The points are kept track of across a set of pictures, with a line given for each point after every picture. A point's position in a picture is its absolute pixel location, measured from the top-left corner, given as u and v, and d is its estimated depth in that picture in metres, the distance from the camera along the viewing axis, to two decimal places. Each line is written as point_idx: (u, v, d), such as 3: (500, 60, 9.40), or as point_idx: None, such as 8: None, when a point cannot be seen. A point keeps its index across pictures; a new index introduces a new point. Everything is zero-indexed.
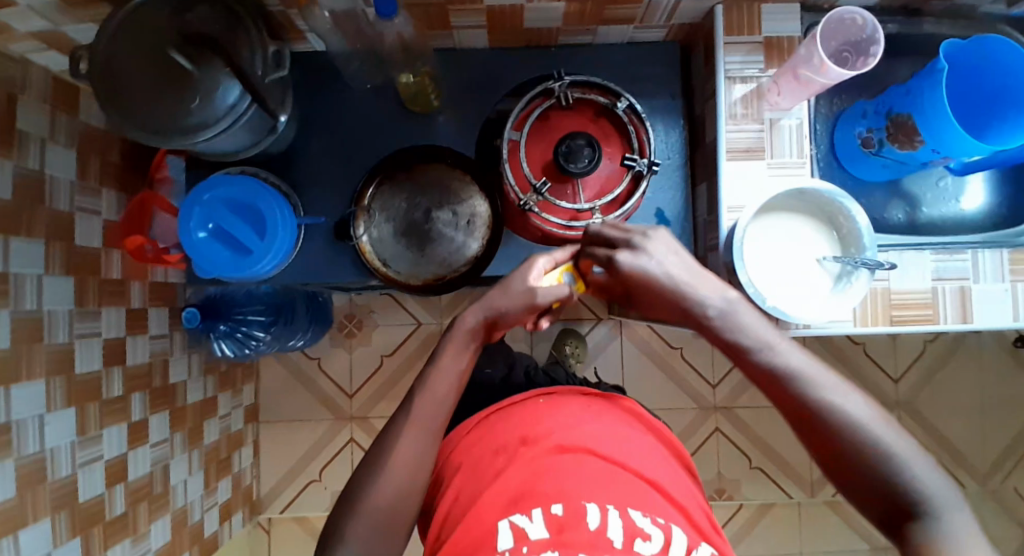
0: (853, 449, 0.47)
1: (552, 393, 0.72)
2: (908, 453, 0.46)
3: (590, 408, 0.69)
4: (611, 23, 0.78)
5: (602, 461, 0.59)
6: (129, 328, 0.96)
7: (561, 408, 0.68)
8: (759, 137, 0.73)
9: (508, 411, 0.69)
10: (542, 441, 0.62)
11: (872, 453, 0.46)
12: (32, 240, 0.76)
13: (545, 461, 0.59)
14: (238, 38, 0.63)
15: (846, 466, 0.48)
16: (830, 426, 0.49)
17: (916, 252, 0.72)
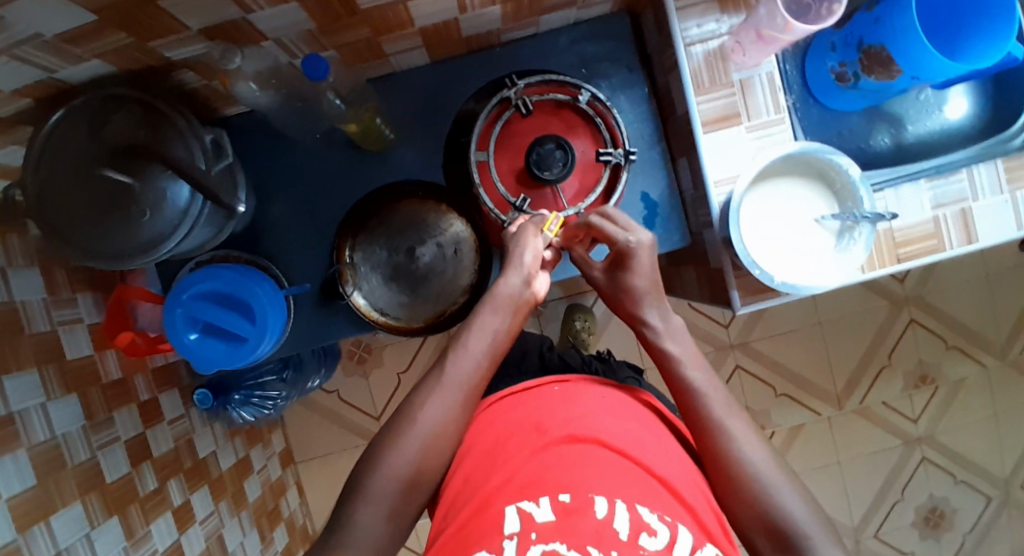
0: (743, 480, 0.51)
1: (567, 379, 0.63)
2: (789, 498, 0.50)
3: (603, 396, 0.60)
4: (552, 11, 0.73)
5: (616, 447, 0.51)
6: (146, 423, 0.94)
7: (571, 390, 0.60)
8: (732, 101, 0.70)
9: (519, 396, 0.61)
10: (554, 429, 0.54)
11: (757, 487, 0.51)
12: (24, 372, 0.71)
13: (554, 454, 0.51)
14: (168, 137, 0.60)
15: (737, 500, 0.51)
16: (731, 457, 0.53)
17: (911, 185, 0.71)
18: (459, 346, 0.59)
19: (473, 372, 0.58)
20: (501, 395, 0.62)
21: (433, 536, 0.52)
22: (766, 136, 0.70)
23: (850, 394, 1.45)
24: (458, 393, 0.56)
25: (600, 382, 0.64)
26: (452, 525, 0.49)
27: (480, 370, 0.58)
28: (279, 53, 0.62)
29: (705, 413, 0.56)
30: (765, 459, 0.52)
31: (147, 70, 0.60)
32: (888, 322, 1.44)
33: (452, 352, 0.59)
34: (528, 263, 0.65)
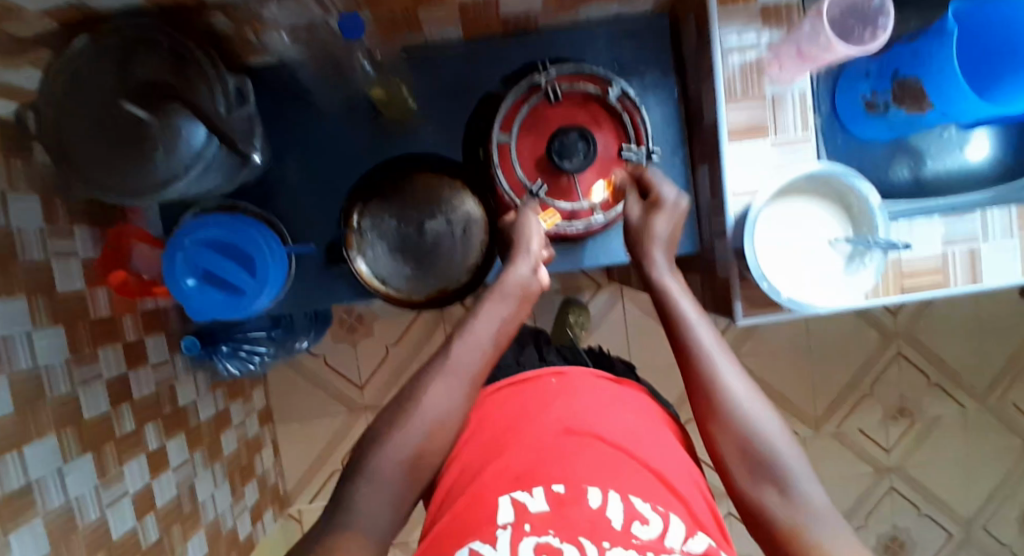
0: (730, 412, 0.52)
1: (566, 370, 0.60)
2: (780, 438, 0.50)
3: (600, 386, 0.59)
4: (592, 2, 0.72)
5: (614, 443, 0.51)
6: (130, 364, 0.92)
7: (570, 379, 0.59)
8: (761, 114, 0.69)
9: (515, 389, 0.59)
10: (548, 419, 0.53)
11: (745, 420, 0.51)
12: (13, 298, 0.69)
13: (549, 446, 0.50)
14: (190, 77, 0.59)
15: (726, 428, 0.52)
16: (718, 393, 0.53)
17: (925, 220, 0.71)
18: (462, 330, 0.59)
19: (480, 354, 0.57)
20: (497, 385, 0.61)
21: (429, 525, 0.52)
22: (790, 153, 0.70)
23: (829, 418, 1.47)
24: (463, 381, 0.55)
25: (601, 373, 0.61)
26: (448, 514, 0.49)
27: (486, 355, 0.58)
28: (313, 8, 0.60)
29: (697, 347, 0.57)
30: (766, 418, 0.52)
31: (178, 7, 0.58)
32: (876, 354, 1.46)
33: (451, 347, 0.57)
34: (536, 252, 0.66)
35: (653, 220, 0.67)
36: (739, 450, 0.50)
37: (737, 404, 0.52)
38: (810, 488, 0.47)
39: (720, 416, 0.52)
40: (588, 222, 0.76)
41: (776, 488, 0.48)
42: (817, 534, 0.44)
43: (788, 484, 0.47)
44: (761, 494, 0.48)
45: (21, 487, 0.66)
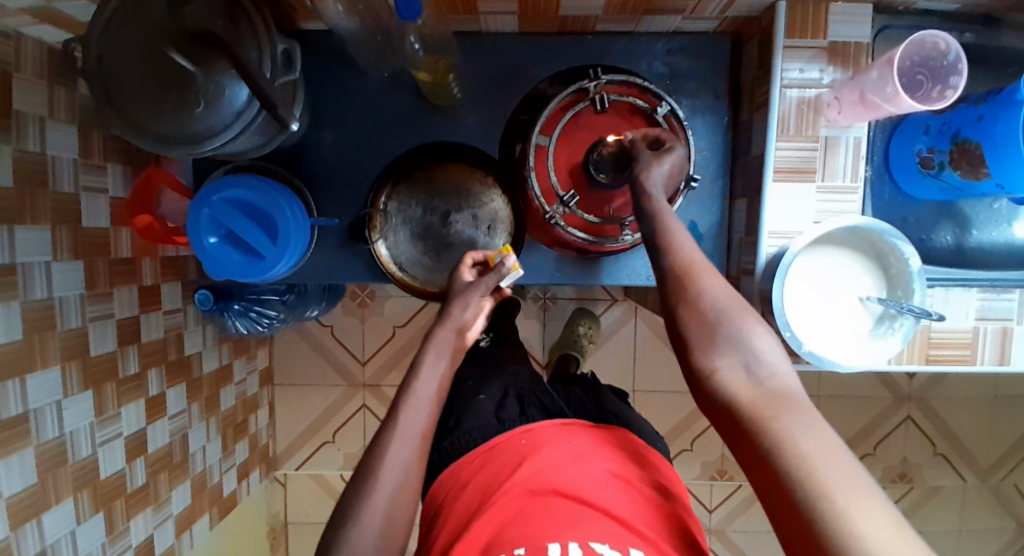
0: (707, 312, 0.47)
1: (533, 427, 0.60)
2: (758, 341, 0.45)
3: (568, 442, 0.57)
4: (656, 13, 0.70)
5: (580, 500, 0.49)
6: (143, 306, 0.93)
7: (540, 439, 0.58)
8: (811, 156, 0.67)
9: (485, 455, 0.59)
10: (514, 480, 0.52)
11: (723, 322, 0.46)
12: (37, 228, 0.70)
13: (515, 507, 0.50)
14: (240, 33, 0.58)
15: (699, 328, 0.47)
16: (691, 296, 0.48)
17: (962, 291, 0.68)
18: (403, 395, 0.55)
19: (427, 403, 0.55)
20: (472, 458, 0.60)
21: None
22: (834, 201, 0.68)
23: None
24: (412, 445, 0.52)
25: (580, 425, 0.61)
26: None
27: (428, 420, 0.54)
28: None
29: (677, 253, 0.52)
30: (738, 308, 0.48)
31: None
32: (885, 413, 1.42)
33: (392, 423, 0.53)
34: (465, 313, 0.64)
35: (662, 159, 0.63)
36: (706, 334, 0.46)
37: (713, 294, 0.48)
38: (777, 366, 0.44)
39: (693, 305, 0.48)
40: (615, 238, 0.75)
41: (740, 366, 0.44)
42: (780, 399, 0.41)
43: (752, 363, 0.44)
44: (724, 371, 0.44)
45: (16, 415, 0.67)
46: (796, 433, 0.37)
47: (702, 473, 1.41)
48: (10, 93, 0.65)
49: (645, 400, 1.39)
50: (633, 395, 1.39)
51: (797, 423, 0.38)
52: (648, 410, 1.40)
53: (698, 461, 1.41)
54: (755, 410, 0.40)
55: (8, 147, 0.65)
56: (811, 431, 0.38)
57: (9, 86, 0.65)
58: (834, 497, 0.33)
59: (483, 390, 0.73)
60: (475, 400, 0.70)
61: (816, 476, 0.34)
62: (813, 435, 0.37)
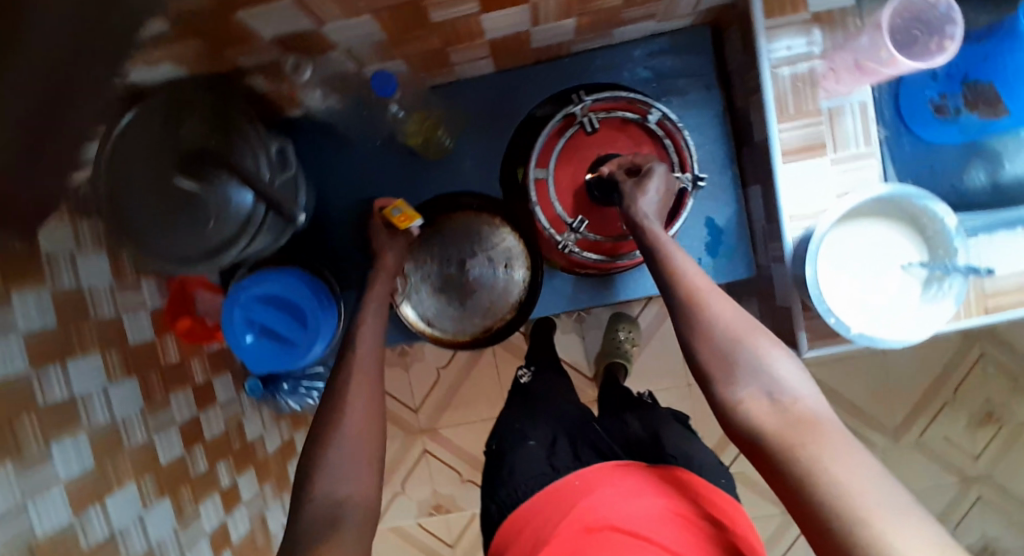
0: (719, 342, 0.46)
1: (586, 470, 0.60)
2: (778, 365, 0.44)
3: (623, 478, 0.57)
4: (628, 23, 0.69)
5: (636, 533, 0.48)
6: (200, 405, 0.96)
7: (593, 480, 0.58)
8: (818, 131, 0.65)
9: (540, 503, 0.59)
10: (568, 520, 0.52)
11: (738, 348, 0.45)
12: (88, 357, 0.73)
13: (569, 545, 0.49)
14: (235, 145, 0.60)
15: (714, 359, 0.46)
16: (699, 327, 0.47)
17: (1007, 233, 0.64)
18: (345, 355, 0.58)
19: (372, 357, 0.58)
20: (530, 507, 0.60)
21: None
22: (852, 170, 0.65)
23: (908, 428, 1.37)
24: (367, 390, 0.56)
25: (627, 464, 0.60)
26: None
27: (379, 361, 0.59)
28: (348, 61, 0.63)
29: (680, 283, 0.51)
30: (752, 329, 0.46)
31: (221, 76, 0.60)
32: (956, 356, 1.35)
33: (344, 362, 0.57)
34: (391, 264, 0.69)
35: (646, 185, 0.62)
36: (724, 364, 0.45)
37: (723, 318, 0.47)
38: (801, 390, 0.42)
39: (707, 330, 0.47)
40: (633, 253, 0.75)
41: (764, 395, 0.43)
42: (810, 428, 0.39)
43: (776, 390, 0.43)
44: (748, 403, 0.43)
45: (104, 539, 0.69)
46: (831, 464, 0.36)
47: None
48: (41, 242, 0.68)
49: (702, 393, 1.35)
50: (689, 390, 1.35)
51: (831, 452, 0.37)
52: None
53: None
54: (787, 439, 0.39)
55: (45, 289, 0.67)
56: (847, 460, 0.36)
57: (36, 231, 0.67)
58: (880, 534, 0.31)
59: (535, 433, 0.72)
60: (525, 445, 0.70)
61: (860, 504, 0.33)
62: (848, 463, 0.36)
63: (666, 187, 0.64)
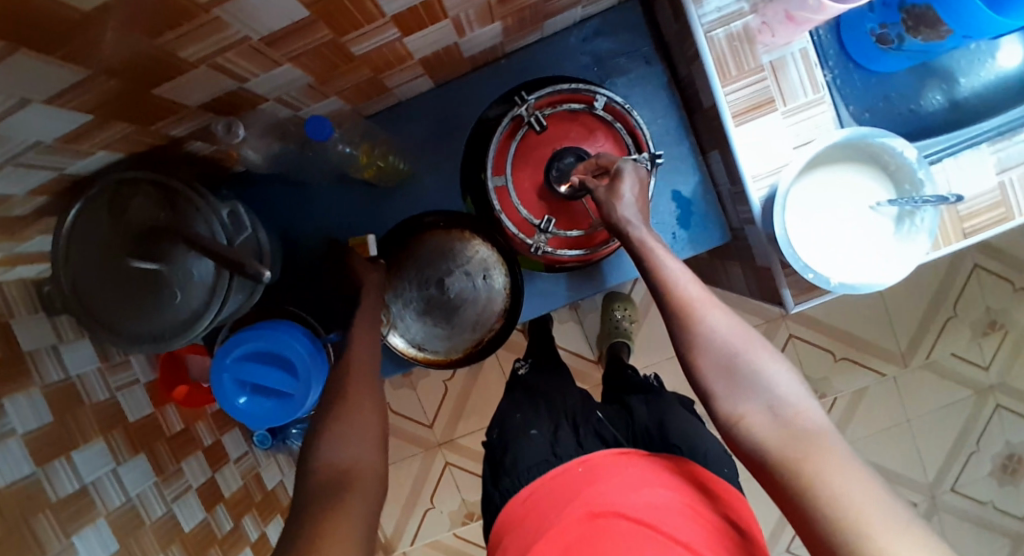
0: (719, 357, 0.48)
1: (591, 455, 0.60)
2: (776, 376, 0.47)
3: (626, 468, 0.57)
4: (556, 14, 0.68)
5: (642, 521, 0.49)
6: (213, 465, 0.97)
7: (596, 468, 0.58)
8: (764, 87, 0.64)
9: (545, 484, 0.60)
10: (575, 505, 0.53)
11: (738, 361, 0.48)
12: (92, 443, 0.73)
13: (576, 532, 0.50)
14: (187, 215, 0.59)
15: (715, 374, 0.48)
16: (698, 343, 0.49)
17: (973, 151, 0.64)
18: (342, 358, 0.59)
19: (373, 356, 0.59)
20: (531, 488, 0.61)
21: None
22: (805, 120, 0.64)
23: (915, 351, 1.38)
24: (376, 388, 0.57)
25: (640, 453, 0.59)
26: None
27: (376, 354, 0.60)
28: (285, 108, 0.62)
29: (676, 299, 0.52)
30: (747, 339, 0.49)
31: (159, 146, 0.60)
32: (950, 271, 1.35)
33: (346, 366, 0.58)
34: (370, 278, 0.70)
35: (619, 188, 0.61)
36: (725, 379, 0.47)
37: (718, 330, 0.49)
38: (799, 401, 0.45)
39: (705, 341, 0.49)
40: (606, 243, 0.75)
41: (764, 409, 0.45)
42: (809, 442, 0.42)
43: (776, 403, 0.45)
44: (750, 417, 0.46)
45: None
46: (831, 481, 0.39)
47: None
48: (22, 342, 0.67)
49: None
50: None
51: (831, 468, 0.40)
52: None
53: None
54: (792, 456, 0.42)
55: (36, 386, 0.67)
56: (846, 477, 0.40)
57: (14, 332, 0.66)
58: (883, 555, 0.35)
59: (534, 423, 0.72)
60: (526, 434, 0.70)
61: (866, 524, 0.37)
62: (847, 479, 0.40)
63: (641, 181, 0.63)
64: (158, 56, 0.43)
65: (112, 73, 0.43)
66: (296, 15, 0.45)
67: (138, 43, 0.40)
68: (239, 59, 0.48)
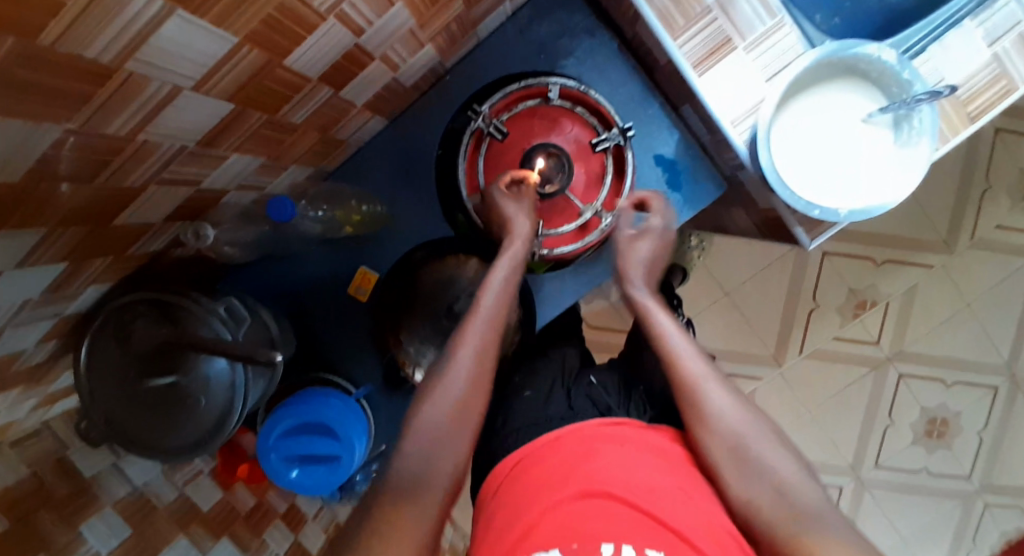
0: (727, 438, 0.46)
1: (579, 428, 0.51)
2: (783, 462, 0.45)
3: (622, 445, 0.48)
4: (485, 15, 0.67)
5: (638, 505, 0.41)
6: (295, 529, 1.02)
7: (589, 441, 0.49)
8: (718, 27, 0.60)
9: (530, 455, 0.50)
10: (567, 480, 0.44)
11: (745, 445, 0.46)
12: (177, 541, 0.78)
13: (568, 510, 0.41)
14: (188, 322, 0.60)
15: (721, 456, 0.46)
16: (704, 420, 0.48)
17: (958, 30, 0.59)
18: (468, 312, 0.57)
19: (486, 328, 0.55)
20: (518, 457, 0.51)
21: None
22: (770, 49, 0.60)
23: (958, 234, 1.30)
24: (486, 332, 0.55)
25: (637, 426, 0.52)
26: None
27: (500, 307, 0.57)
28: (250, 192, 0.62)
29: (680, 372, 0.51)
30: (752, 423, 0.47)
31: (144, 263, 0.61)
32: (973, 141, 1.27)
33: (466, 319, 0.56)
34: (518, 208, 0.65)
35: (638, 244, 0.64)
36: (735, 462, 0.45)
37: (725, 409, 0.48)
38: (807, 490, 0.43)
39: (709, 422, 0.47)
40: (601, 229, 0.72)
41: (774, 496, 0.43)
42: (817, 530, 0.40)
43: (786, 490, 0.43)
44: (761, 503, 0.43)
45: None
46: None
47: (845, 318, 1.33)
48: (82, 470, 0.72)
49: (745, 293, 1.31)
50: (730, 297, 1.31)
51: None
52: (753, 302, 1.32)
53: (832, 311, 1.32)
54: (804, 551, 0.39)
55: (108, 505, 0.72)
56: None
57: (72, 462, 0.71)
58: None
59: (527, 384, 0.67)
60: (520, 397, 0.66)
61: None
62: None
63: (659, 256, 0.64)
64: (105, 192, 0.44)
65: (70, 223, 0.44)
66: (221, 111, 0.44)
67: (79, 189, 0.41)
68: (183, 166, 0.48)
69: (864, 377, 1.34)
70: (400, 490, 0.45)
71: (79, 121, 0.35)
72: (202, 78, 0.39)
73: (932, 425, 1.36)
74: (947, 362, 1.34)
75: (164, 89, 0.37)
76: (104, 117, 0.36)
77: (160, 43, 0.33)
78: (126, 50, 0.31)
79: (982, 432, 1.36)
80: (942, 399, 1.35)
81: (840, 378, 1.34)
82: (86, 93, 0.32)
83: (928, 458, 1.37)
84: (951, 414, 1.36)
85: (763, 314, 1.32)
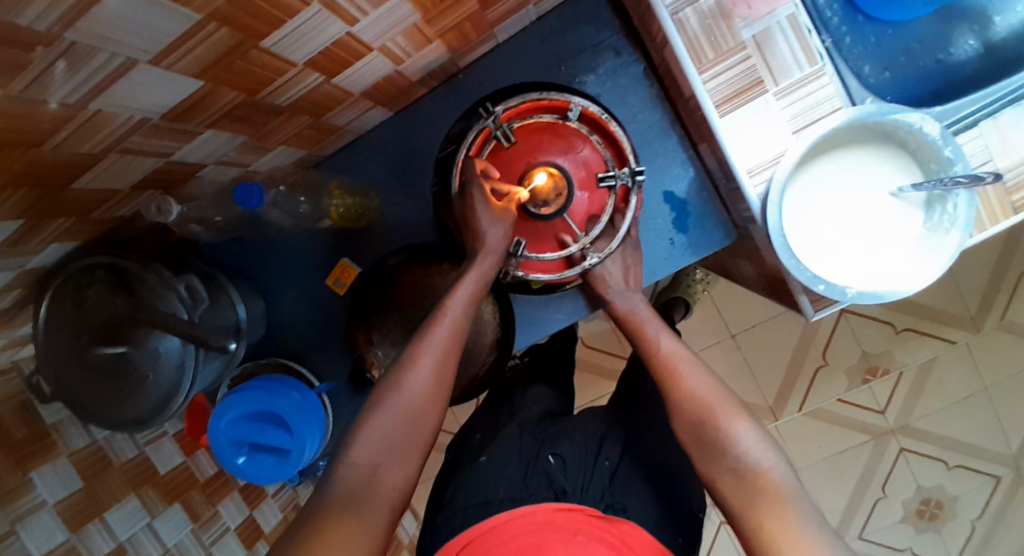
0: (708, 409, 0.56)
1: (533, 514, 0.55)
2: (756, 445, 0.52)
3: (572, 536, 0.52)
4: (504, 17, 0.62)
5: None
6: (252, 504, 0.98)
7: (541, 533, 0.52)
8: (751, 66, 0.54)
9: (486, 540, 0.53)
10: None
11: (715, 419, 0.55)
12: (125, 500, 0.74)
13: None
14: (145, 294, 0.57)
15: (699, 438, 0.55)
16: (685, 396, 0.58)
17: (1016, 109, 0.53)
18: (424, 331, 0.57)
19: (447, 338, 0.57)
20: (467, 538, 0.55)
21: None
22: (802, 99, 0.55)
23: (988, 314, 1.22)
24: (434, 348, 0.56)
25: (581, 509, 0.56)
26: None
27: (455, 320, 0.58)
28: (232, 168, 0.60)
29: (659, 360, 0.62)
30: (720, 404, 0.56)
31: (114, 225, 0.59)
32: None
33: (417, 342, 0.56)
34: (485, 221, 0.63)
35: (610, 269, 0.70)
36: (699, 445, 0.55)
37: (705, 396, 0.57)
38: (767, 462, 0.50)
39: (685, 404, 0.57)
40: (583, 267, 0.68)
41: (730, 474, 0.51)
42: (767, 498, 0.47)
43: (740, 464, 0.51)
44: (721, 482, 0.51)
45: None
46: (781, 532, 0.44)
47: (853, 381, 1.26)
48: (44, 416, 0.67)
49: (750, 339, 1.25)
50: (736, 340, 1.25)
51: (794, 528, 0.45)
52: (760, 349, 1.25)
53: (840, 372, 1.25)
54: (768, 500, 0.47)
55: (64, 456, 0.68)
56: (794, 522, 0.44)
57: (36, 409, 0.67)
58: None
59: (480, 451, 0.69)
60: (472, 464, 0.67)
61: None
62: (803, 535, 0.43)
63: (637, 271, 0.70)
64: (58, 155, 0.41)
65: (22, 184, 0.42)
66: (187, 87, 0.42)
67: (28, 151, 0.38)
68: (148, 138, 0.46)
69: (862, 444, 1.26)
70: (345, 492, 0.46)
71: (17, 87, 0.32)
72: (161, 53, 0.36)
73: (925, 505, 1.28)
74: (953, 444, 1.26)
75: (117, 60, 0.34)
76: (48, 84, 0.33)
77: (104, 15, 0.29)
78: (64, 19, 0.28)
79: (977, 521, 1.28)
80: (941, 481, 1.27)
81: (837, 442, 1.27)
82: (21, 59, 0.29)
83: (915, 538, 1.29)
84: (947, 498, 1.27)
85: (765, 363, 1.25)
